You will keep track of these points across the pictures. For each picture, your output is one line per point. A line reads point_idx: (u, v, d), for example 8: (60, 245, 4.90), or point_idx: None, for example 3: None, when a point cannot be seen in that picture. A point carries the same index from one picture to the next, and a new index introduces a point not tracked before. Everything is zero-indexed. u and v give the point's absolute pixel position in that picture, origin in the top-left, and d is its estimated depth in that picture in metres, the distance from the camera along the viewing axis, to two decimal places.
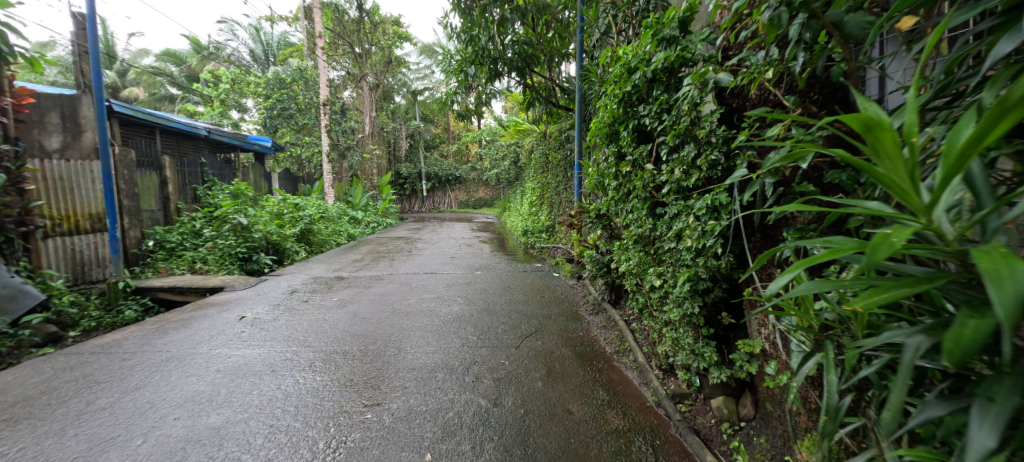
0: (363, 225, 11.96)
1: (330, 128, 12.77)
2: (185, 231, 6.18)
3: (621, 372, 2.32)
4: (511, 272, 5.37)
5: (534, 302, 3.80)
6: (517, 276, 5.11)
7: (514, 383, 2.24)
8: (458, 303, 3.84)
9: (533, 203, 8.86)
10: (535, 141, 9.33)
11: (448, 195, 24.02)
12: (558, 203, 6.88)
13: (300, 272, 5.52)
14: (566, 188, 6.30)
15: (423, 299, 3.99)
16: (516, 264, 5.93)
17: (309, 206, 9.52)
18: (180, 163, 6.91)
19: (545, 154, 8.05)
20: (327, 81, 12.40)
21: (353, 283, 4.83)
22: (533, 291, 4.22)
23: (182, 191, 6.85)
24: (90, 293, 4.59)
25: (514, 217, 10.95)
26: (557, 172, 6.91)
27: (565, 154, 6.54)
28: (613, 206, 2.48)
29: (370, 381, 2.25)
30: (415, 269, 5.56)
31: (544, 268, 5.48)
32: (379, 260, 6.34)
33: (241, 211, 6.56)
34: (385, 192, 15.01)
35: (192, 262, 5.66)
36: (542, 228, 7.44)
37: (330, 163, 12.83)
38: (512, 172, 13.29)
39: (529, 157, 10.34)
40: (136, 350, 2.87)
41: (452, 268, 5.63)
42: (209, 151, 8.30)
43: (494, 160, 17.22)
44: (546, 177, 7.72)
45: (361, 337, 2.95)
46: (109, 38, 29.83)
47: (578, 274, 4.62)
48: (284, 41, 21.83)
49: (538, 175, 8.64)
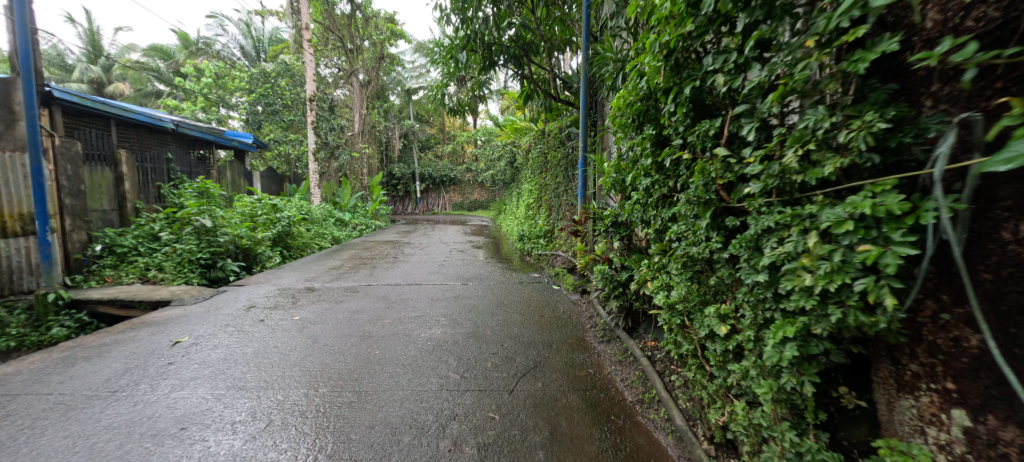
0: (350, 227, 11.33)
1: (317, 125, 12.13)
2: (141, 234, 5.52)
3: (648, 436, 1.73)
4: (506, 284, 4.74)
5: (532, 325, 3.18)
6: (512, 289, 4.48)
7: (506, 453, 1.63)
8: (443, 324, 3.23)
9: (530, 206, 8.26)
10: (533, 140, 8.73)
11: (442, 196, 23.40)
12: (558, 206, 6.29)
13: (267, 282, 4.90)
14: (568, 190, 5.72)
15: (402, 318, 3.38)
16: (511, 274, 5.32)
17: (290, 207, 8.88)
18: (141, 158, 6.26)
19: (544, 153, 7.45)
20: (313, 75, 11.75)
21: (323, 296, 4.20)
22: (531, 310, 3.60)
23: (142, 189, 6.20)
24: (14, 307, 3.94)
25: (509, 221, 10.36)
26: (557, 172, 6.33)
27: (566, 152, 5.95)
28: (648, 205, 1.98)
29: (307, 453, 1.64)
30: (397, 279, 4.93)
31: (542, 280, 4.90)
32: (360, 268, 5.73)
33: (206, 212, 5.91)
34: (375, 193, 14.35)
35: (144, 270, 5.03)
36: (540, 234, 6.83)
37: (316, 162, 12.19)
38: (509, 173, 12.68)
39: (526, 157, 9.76)
40: (23, 389, 2.25)
41: (439, 279, 5.00)
42: (178, 146, 7.63)
43: (490, 160, 16.61)
44: (545, 179, 7.12)
45: (315, 374, 2.34)
46: (96, 32, 29.04)
47: (581, 288, 4.04)
48: (275, 37, 21.17)
49: (536, 175, 8.04)
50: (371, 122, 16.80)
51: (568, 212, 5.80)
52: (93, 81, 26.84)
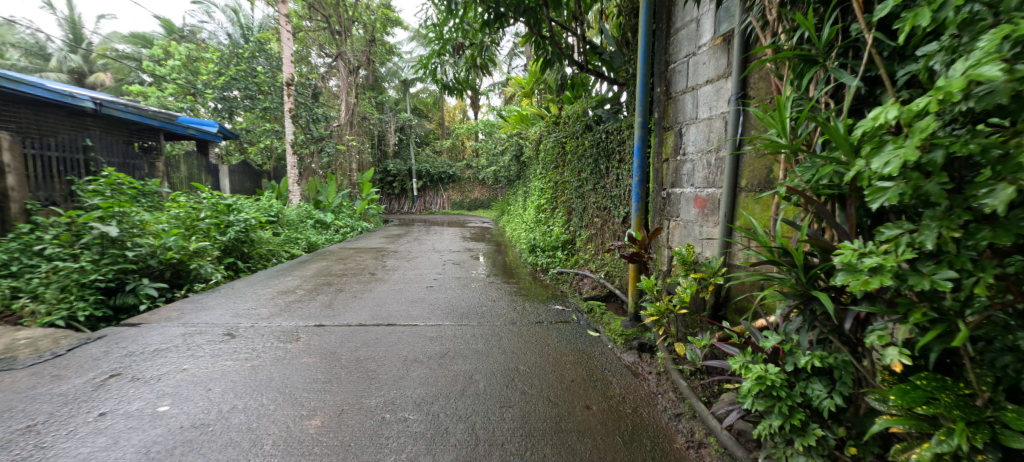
0: (332, 230, 9.85)
1: (296, 114, 10.62)
2: (22, 246, 4.13)
3: None
4: (518, 325, 3.26)
5: (576, 441, 1.73)
6: (529, 335, 3.01)
7: None
8: (412, 436, 1.76)
9: (544, 209, 6.77)
10: (546, 129, 7.21)
11: (440, 195, 21.87)
12: (586, 210, 4.82)
13: (180, 317, 3.48)
14: (599, 190, 4.29)
15: (343, 416, 1.91)
16: (526, 304, 3.86)
17: (254, 208, 7.45)
18: (39, 144, 4.87)
19: (563, 145, 5.97)
20: (291, 56, 10.22)
21: (242, 351, 2.76)
22: (567, 392, 2.14)
23: (38, 185, 4.81)
24: None
25: (515, 224, 8.92)
26: (582, 166, 4.88)
27: (594, 138, 4.51)
28: None
29: None
30: (365, 315, 3.47)
31: (569, 315, 3.49)
32: (321, 292, 4.32)
33: (118, 216, 4.48)
34: (365, 191, 12.93)
35: (10, 297, 3.71)
36: (558, 244, 5.36)
37: (295, 155, 10.69)
38: (513, 170, 11.17)
39: (535, 149, 8.29)
40: None
41: (425, 313, 3.56)
42: (104, 132, 6.22)
43: (491, 157, 15.08)
44: (565, 174, 5.64)
45: None
46: (78, 19, 27.56)
47: (641, 344, 2.63)
48: (261, 23, 19.71)
49: (550, 170, 6.54)
50: (362, 113, 15.26)
51: (601, 218, 4.33)
52: (75, 71, 25.55)
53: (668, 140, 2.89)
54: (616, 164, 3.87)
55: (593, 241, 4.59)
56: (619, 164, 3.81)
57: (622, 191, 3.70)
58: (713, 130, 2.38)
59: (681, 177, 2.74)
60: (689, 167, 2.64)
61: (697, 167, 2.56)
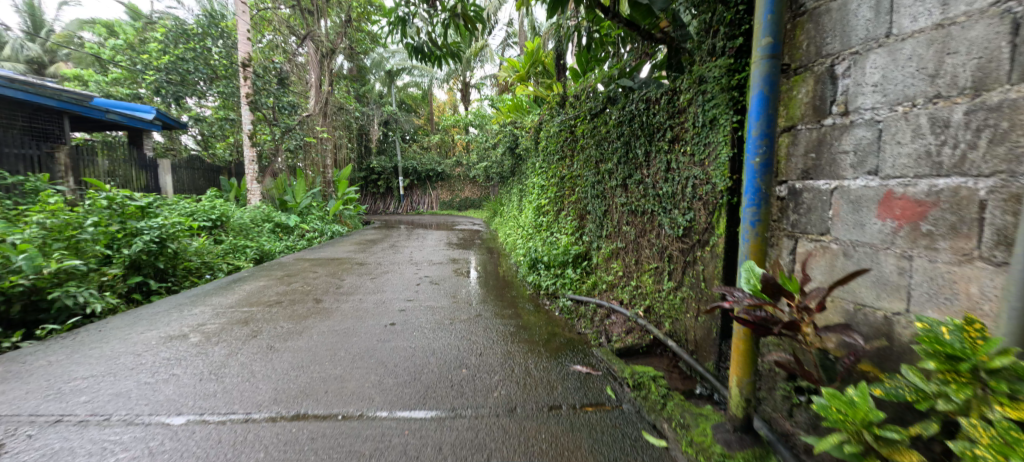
0: (294, 235, 8.41)
1: (253, 100, 9.10)
2: None
3: None
4: (517, 416, 1.89)
5: None
6: (540, 447, 1.66)
7: None
8: None
9: (547, 211, 5.39)
10: (549, 112, 5.80)
11: (428, 194, 20.38)
12: (609, 214, 3.47)
13: None
14: (633, 186, 2.97)
15: None
16: (528, 359, 2.51)
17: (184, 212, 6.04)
18: None
19: (573, 129, 4.59)
20: (246, 32, 8.67)
21: None
22: None
23: None
24: None
25: (509, 227, 7.58)
26: (602, 153, 3.55)
27: (622, 113, 3.17)
28: None
29: None
30: (267, 391, 2.10)
31: (598, 385, 2.17)
32: (227, 336, 2.94)
33: None
34: (340, 190, 11.51)
35: None
36: (568, 260, 4.00)
37: (253, 149, 9.20)
38: (507, 165, 9.75)
39: (532, 139, 6.93)
40: None
41: (369, 381, 2.21)
42: None
43: (482, 152, 13.62)
44: (578, 166, 4.27)
45: None
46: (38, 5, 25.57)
47: None
48: None
49: (555, 162, 5.15)
50: (338, 103, 13.71)
51: (636, 226, 2.98)
52: (32, 61, 23.61)
53: (794, 93, 1.57)
54: (665, 146, 2.53)
55: (622, 257, 3.25)
56: (672, 148, 2.48)
57: (679, 188, 2.37)
58: (961, 46, 1.07)
59: (835, 160, 1.42)
60: (864, 136, 1.32)
61: (892, 134, 1.24)
